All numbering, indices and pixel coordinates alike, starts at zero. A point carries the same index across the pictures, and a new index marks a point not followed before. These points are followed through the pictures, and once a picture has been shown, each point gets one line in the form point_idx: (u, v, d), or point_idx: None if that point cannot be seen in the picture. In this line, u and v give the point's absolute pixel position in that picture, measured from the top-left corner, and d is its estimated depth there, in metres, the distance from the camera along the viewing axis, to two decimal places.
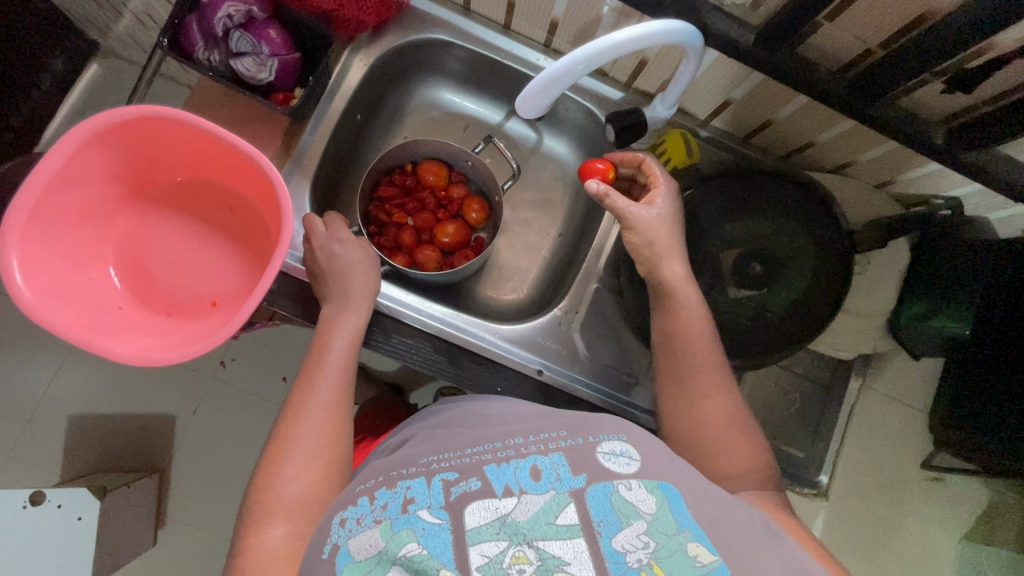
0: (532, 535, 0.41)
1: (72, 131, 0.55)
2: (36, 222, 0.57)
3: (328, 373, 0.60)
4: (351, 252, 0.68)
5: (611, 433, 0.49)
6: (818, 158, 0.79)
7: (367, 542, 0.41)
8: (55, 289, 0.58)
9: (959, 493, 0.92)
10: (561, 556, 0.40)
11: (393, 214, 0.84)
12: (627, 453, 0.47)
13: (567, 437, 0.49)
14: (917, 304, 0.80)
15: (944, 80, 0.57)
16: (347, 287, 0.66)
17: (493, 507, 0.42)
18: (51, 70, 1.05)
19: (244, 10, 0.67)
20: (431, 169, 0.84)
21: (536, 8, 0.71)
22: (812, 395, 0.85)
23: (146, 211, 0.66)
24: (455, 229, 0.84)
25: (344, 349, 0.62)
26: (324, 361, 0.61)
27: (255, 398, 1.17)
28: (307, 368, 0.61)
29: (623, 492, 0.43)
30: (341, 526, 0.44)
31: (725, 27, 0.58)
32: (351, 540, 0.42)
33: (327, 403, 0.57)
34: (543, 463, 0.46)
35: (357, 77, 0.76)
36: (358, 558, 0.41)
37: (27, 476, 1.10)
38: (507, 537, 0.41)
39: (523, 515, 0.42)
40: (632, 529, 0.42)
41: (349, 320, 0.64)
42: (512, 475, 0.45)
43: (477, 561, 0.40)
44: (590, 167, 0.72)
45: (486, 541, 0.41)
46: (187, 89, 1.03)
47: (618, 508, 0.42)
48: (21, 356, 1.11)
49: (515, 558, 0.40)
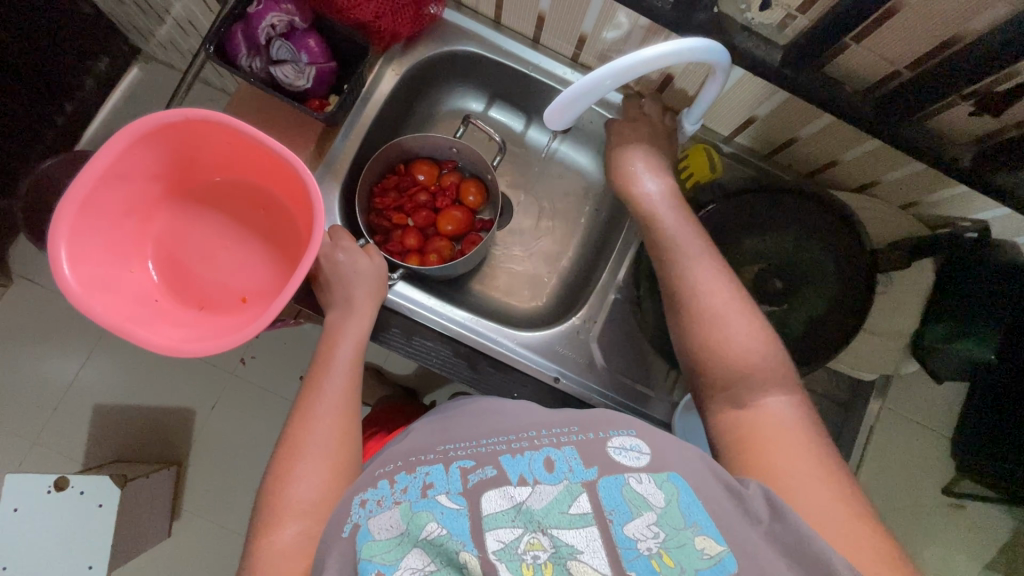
0: (546, 522, 0.41)
1: (123, 130, 0.57)
2: (84, 215, 0.59)
3: (335, 378, 0.61)
4: (355, 260, 0.70)
5: (621, 428, 0.49)
6: (843, 178, 0.79)
7: (388, 523, 0.42)
8: (98, 279, 0.61)
9: (981, 521, 0.91)
10: (574, 544, 0.41)
11: (393, 218, 0.84)
12: (637, 447, 0.47)
13: (579, 431, 0.49)
14: (939, 326, 0.77)
15: (973, 103, 0.57)
16: (351, 295, 0.68)
17: (509, 495, 0.43)
18: (96, 73, 1.10)
19: (286, 20, 0.69)
20: (421, 169, 0.85)
21: (565, 23, 0.73)
22: (830, 414, 0.85)
23: (184, 207, 0.69)
24: (458, 216, 0.86)
25: (349, 353, 0.64)
26: (332, 364, 0.62)
27: (273, 395, 1.19)
28: (313, 372, 0.62)
29: (634, 485, 0.44)
30: (361, 507, 0.45)
31: (751, 45, 0.59)
32: (371, 520, 0.43)
33: (335, 407, 0.59)
34: (555, 455, 0.46)
35: (390, 85, 0.78)
36: (378, 537, 0.42)
37: (52, 462, 1.14)
38: (523, 524, 0.42)
39: (538, 503, 0.43)
40: (643, 520, 0.42)
41: (353, 325, 0.66)
42: (526, 466, 0.46)
43: (493, 545, 0.41)
44: (465, 193, 0.87)
45: (502, 527, 0.42)
46: (222, 94, 1.08)
47: (629, 499, 0.43)
48: (52, 345, 1.16)
49: (530, 545, 0.41)
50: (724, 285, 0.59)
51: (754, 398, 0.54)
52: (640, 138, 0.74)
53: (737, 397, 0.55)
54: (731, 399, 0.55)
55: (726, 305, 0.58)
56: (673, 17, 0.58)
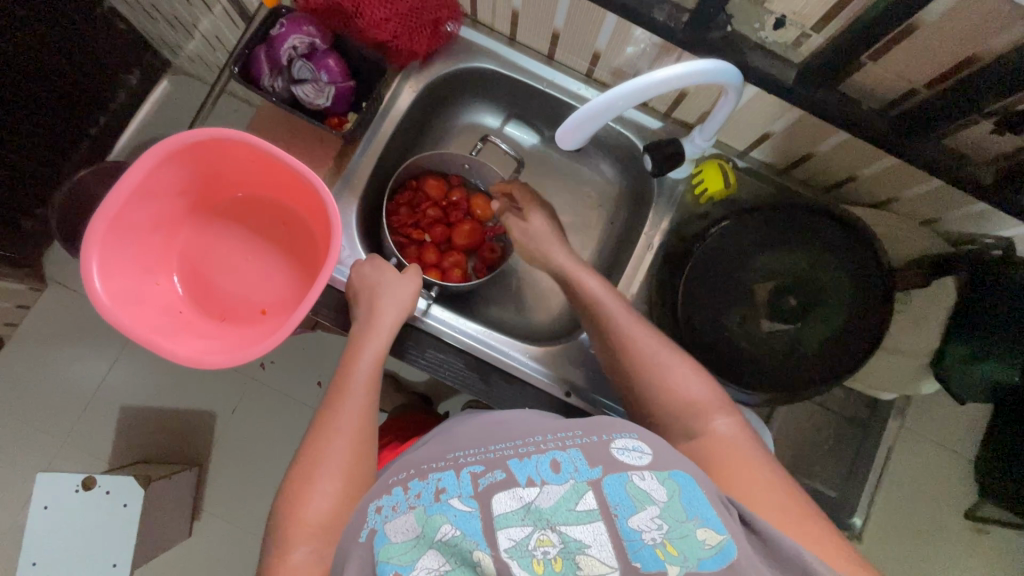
0: (555, 520, 0.42)
1: (151, 150, 0.60)
2: (114, 231, 0.62)
3: (357, 387, 0.63)
4: (381, 271, 0.72)
5: (624, 430, 0.49)
6: (861, 192, 0.78)
7: (403, 526, 0.43)
8: (126, 292, 0.64)
9: (1002, 547, 0.89)
10: (582, 539, 0.41)
11: (409, 235, 0.85)
12: (639, 447, 0.47)
13: (583, 434, 0.49)
14: (962, 347, 0.73)
15: (995, 120, 0.56)
16: (377, 304, 0.70)
17: (519, 495, 0.44)
18: (128, 85, 1.14)
19: (308, 42, 0.71)
20: (429, 183, 0.86)
21: (579, 41, 0.74)
22: (846, 432, 0.83)
23: (209, 222, 0.71)
24: (469, 228, 0.87)
25: (369, 364, 0.65)
26: (355, 373, 0.64)
27: (291, 399, 1.22)
28: (337, 380, 0.64)
29: (638, 481, 0.44)
30: (377, 513, 0.46)
31: (765, 63, 0.59)
32: (388, 524, 0.44)
33: (356, 417, 0.60)
34: (561, 456, 0.46)
35: (407, 102, 0.80)
36: (395, 540, 0.43)
37: (80, 459, 1.18)
38: (532, 522, 0.42)
39: (546, 502, 0.43)
40: (647, 512, 0.43)
41: (375, 336, 0.67)
42: (534, 468, 0.46)
43: (505, 544, 0.41)
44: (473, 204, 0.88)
45: (512, 526, 0.42)
46: (248, 106, 1.11)
47: (633, 495, 0.43)
48: (82, 347, 1.20)
49: (539, 541, 0.41)
50: (650, 336, 0.63)
51: (704, 426, 0.55)
52: (548, 224, 0.79)
53: (687, 428, 0.56)
54: (683, 433, 0.56)
55: (656, 350, 0.62)
56: (686, 38, 0.58)
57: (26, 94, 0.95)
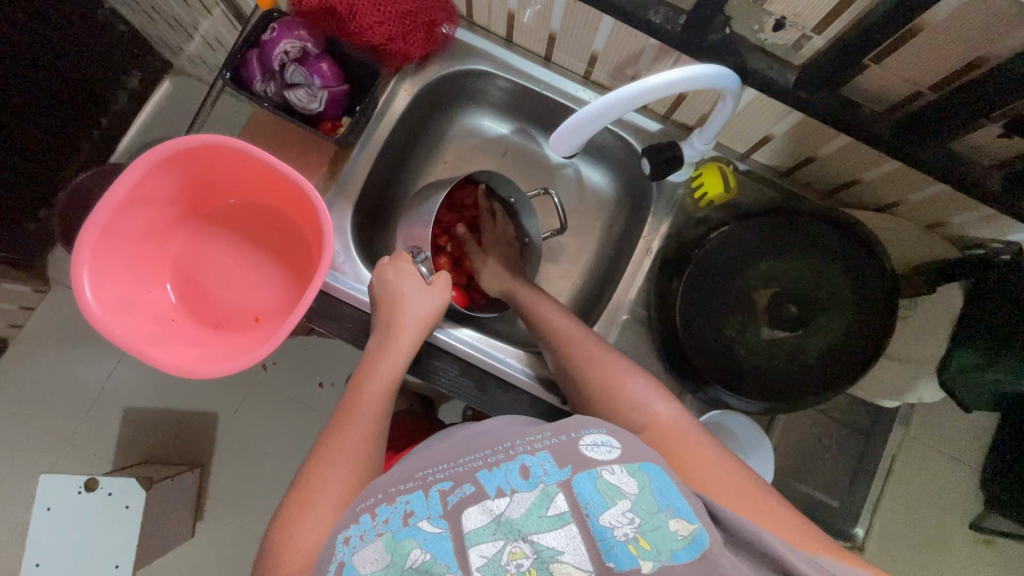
0: (526, 530, 0.41)
1: (143, 158, 0.59)
2: (106, 238, 0.61)
3: (369, 397, 0.61)
4: (405, 282, 0.71)
5: (592, 426, 0.48)
6: (864, 196, 0.76)
7: (371, 557, 0.41)
8: (118, 299, 0.63)
9: (1008, 558, 0.87)
10: (554, 546, 0.41)
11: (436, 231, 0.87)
12: (608, 442, 0.46)
13: (552, 434, 0.48)
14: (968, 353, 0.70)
15: (1002, 124, 0.54)
16: (400, 318, 0.69)
17: (488, 509, 0.42)
18: (129, 87, 1.14)
19: (299, 46, 0.70)
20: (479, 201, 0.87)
21: (576, 42, 0.72)
22: (850, 441, 0.82)
23: (201, 229, 0.71)
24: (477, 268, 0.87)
25: (387, 377, 0.64)
26: (368, 384, 0.62)
27: (292, 401, 1.22)
28: (351, 388, 0.62)
29: (607, 476, 0.43)
30: (345, 544, 0.43)
31: (765, 67, 0.57)
32: (355, 556, 0.42)
33: (366, 428, 0.58)
34: (530, 461, 0.45)
35: (402, 105, 0.80)
36: (364, 572, 0.41)
37: (84, 460, 1.18)
38: (503, 535, 0.41)
39: (516, 512, 0.42)
40: (618, 507, 0.42)
41: (394, 349, 0.66)
42: (503, 477, 0.45)
43: (477, 562, 0.40)
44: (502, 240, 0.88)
45: (484, 542, 0.41)
46: (247, 107, 1.11)
47: (603, 490, 0.42)
48: (85, 348, 1.20)
49: (512, 554, 0.40)
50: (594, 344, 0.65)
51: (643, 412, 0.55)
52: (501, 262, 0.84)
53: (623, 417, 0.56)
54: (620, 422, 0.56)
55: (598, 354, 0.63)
56: (684, 39, 0.57)
57: (27, 97, 0.95)
